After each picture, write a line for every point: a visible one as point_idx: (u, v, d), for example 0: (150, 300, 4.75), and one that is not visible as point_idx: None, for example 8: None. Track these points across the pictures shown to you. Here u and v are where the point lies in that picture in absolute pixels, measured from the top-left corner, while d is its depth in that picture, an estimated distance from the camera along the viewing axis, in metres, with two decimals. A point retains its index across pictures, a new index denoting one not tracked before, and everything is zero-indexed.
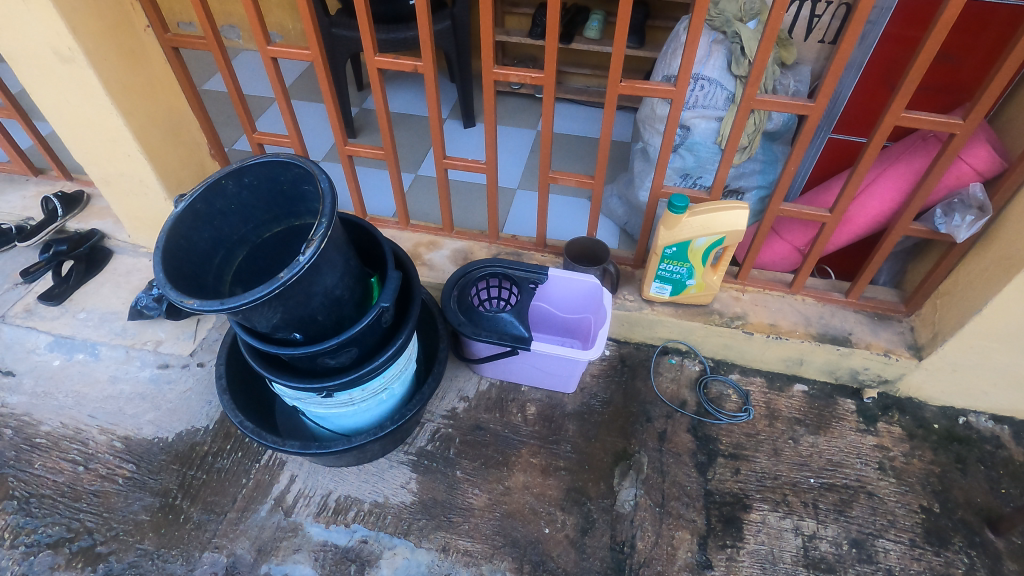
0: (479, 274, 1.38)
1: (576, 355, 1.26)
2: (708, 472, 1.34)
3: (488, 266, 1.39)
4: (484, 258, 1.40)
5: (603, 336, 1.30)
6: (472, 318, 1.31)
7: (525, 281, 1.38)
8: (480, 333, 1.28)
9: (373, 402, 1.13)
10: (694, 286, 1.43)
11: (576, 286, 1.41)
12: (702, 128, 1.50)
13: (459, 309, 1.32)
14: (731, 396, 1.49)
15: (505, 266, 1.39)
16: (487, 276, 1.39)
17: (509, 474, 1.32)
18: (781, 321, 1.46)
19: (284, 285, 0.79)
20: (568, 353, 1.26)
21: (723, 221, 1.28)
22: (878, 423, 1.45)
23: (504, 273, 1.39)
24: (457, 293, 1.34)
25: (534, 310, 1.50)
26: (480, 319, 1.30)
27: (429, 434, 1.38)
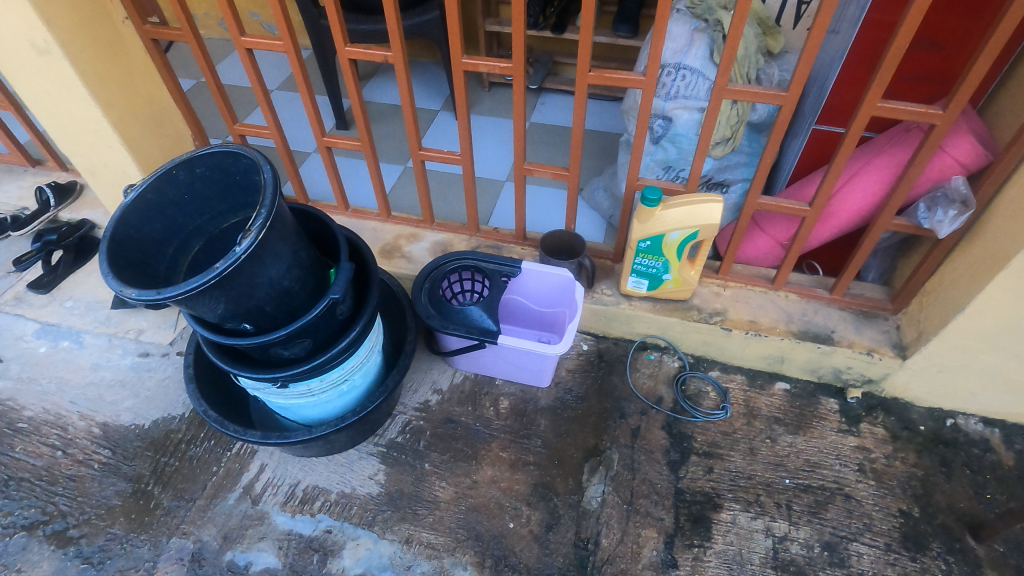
0: (450, 268, 1.38)
1: (544, 348, 1.24)
2: (680, 470, 1.32)
3: (459, 259, 1.38)
4: (455, 251, 1.39)
5: (573, 330, 1.28)
6: (441, 312, 1.30)
7: (496, 274, 1.37)
8: (449, 327, 1.27)
9: (334, 394, 1.13)
10: (671, 280, 1.40)
11: (549, 280, 1.40)
12: (684, 119, 1.46)
13: (429, 304, 1.31)
14: (710, 394, 1.46)
15: (477, 258, 1.38)
16: (458, 269, 1.39)
17: (477, 468, 1.32)
18: (762, 317, 1.43)
19: (221, 276, 0.79)
20: (535, 346, 1.24)
21: (697, 215, 1.25)
22: (861, 424, 1.41)
23: (475, 266, 1.38)
24: (428, 287, 1.34)
25: (509, 304, 1.49)
26: (449, 313, 1.29)
27: (400, 426, 1.38)
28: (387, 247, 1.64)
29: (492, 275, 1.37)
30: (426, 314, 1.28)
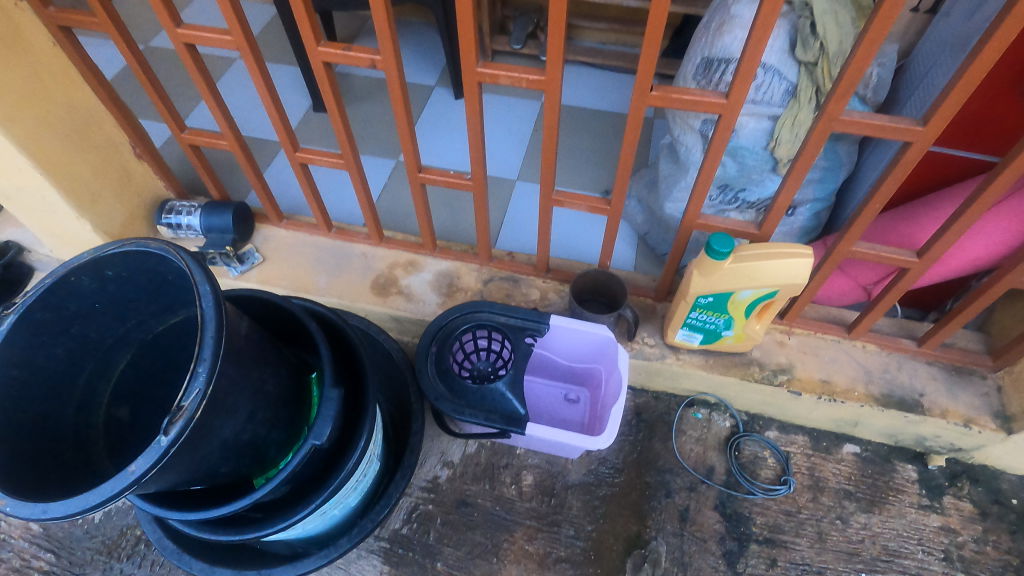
0: (463, 328, 1.12)
1: (587, 439, 1.00)
2: (738, 564, 1.12)
3: (474, 316, 1.12)
4: (469, 305, 1.13)
5: (616, 413, 1.03)
6: (454, 391, 1.05)
7: (519, 334, 1.12)
8: (467, 414, 1.02)
9: (322, 521, 0.90)
10: (732, 337, 1.14)
11: (587, 338, 1.14)
12: (750, 129, 1.15)
13: (438, 380, 1.05)
14: (768, 461, 1.24)
15: (494, 313, 1.12)
16: (471, 330, 1.13)
17: (499, 567, 1.11)
18: (836, 376, 1.19)
19: (140, 483, 0.52)
20: (575, 438, 1.00)
21: (777, 273, 0.98)
22: (945, 498, 1.21)
23: (493, 324, 1.12)
24: (436, 357, 1.08)
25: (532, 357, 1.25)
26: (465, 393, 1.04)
27: (405, 513, 1.16)
28: (381, 280, 1.36)
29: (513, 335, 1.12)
30: (436, 396, 1.03)
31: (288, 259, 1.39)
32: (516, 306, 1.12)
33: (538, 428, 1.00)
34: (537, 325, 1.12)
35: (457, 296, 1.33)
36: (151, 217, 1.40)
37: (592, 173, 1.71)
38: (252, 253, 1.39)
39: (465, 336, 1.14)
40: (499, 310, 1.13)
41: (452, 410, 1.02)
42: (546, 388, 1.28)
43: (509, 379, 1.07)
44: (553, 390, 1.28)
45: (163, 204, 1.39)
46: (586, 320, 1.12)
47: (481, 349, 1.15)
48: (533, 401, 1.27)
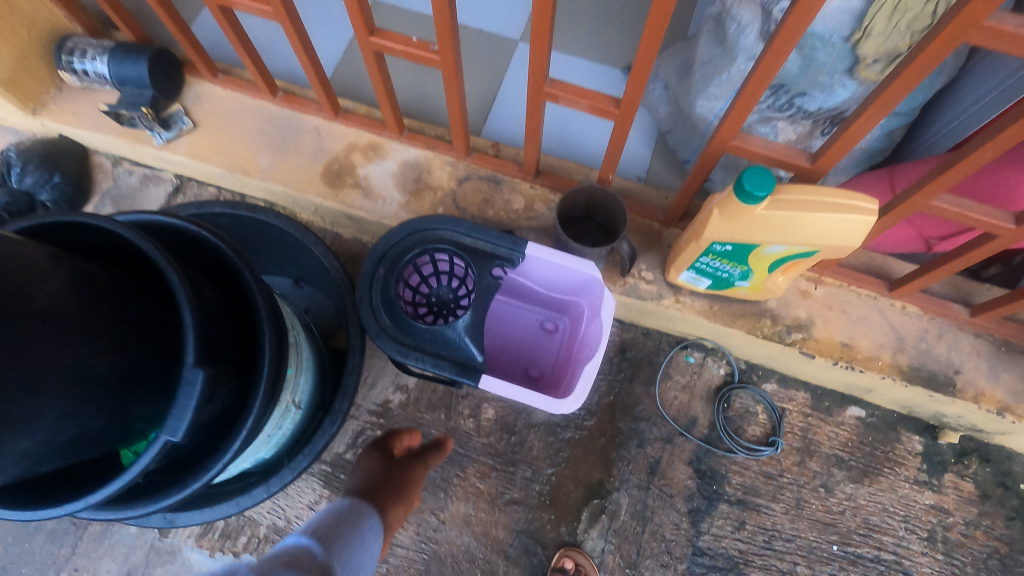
0: (419, 249, 0.91)
1: (553, 402, 0.86)
2: (702, 523, 1.04)
3: (433, 236, 0.91)
4: (426, 221, 0.91)
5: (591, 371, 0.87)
6: (401, 329, 0.88)
7: (484, 263, 0.92)
8: (413, 358, 0.86)
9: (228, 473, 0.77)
10: (746, 287, 0.94)
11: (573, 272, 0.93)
12: (833, 9, 0.82)
13: (383, 313, 0.88)
14: (758, 417, 1.11)
15: (457, 232, 0.91)
16: (429, 250, 0.93)
17: (445, 503, 1.03)
18: (860, 340, 1.00)
19: None
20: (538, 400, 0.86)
21: (822, 231, 0.74)
22: (946, 476, 1.09)
23: (456, 248, 0.92)
24: (384, 283, 0.89)
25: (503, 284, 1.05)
26: (413, 333, 0.88)
27: (351, 437, 1.06)
28: (334, 166, 1.11)
29: (478, 263, 0.92)
30: (378, 333, 0.86)
31: (224, 129, 1.13)
32: (486, 229, 0.91)
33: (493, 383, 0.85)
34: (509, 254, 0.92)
35: (424, 197, 1.10)
36: (49, 57, 1.11)
37: (614, 39, 1.35)
38: (180, 116, 1.12)
39: (422, 258, 0.94)
40: (464, 231, 0.91)
41: (395, 352, 0.86)
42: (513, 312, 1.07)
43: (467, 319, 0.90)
44: (523, 314, 1.06)
45: (63, 41, 1.10)
46: (572, 255, 0.91)
47: (442, 273, 0.97)
48: (498, 325, 1.06)
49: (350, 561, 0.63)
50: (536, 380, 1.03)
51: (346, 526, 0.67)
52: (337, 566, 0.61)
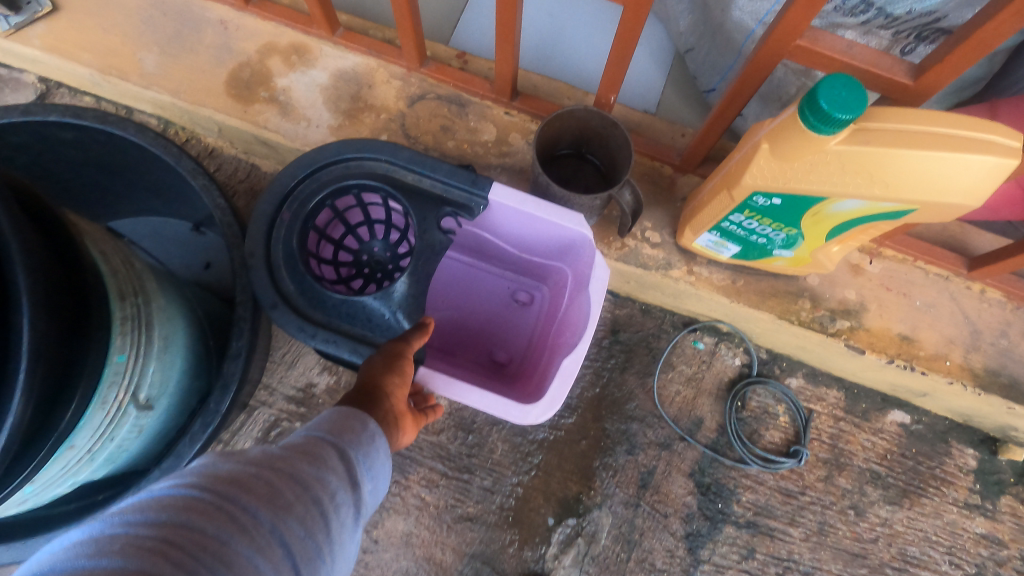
0: (338, 186, 0.66)
1: (515, 407, 0.63)
2: (702, 550, 0.83)
3: (361, 169, 0.65)
4: (351, 148, 0.65)
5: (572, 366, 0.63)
6: (308, 298, 0.63)
7: (431, 212, 0.66)
8: (322, 341, 0.62)
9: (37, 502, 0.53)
10: (786, 258, 0.69)
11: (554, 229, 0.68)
12: None
13: (285, 275, 0.63)
14: (779, 420, 0.88)
15: (391, 166, 0.65)
16: (356, 190, 0.67)
17: (380, 518, 0.81)
18: (924, 333, 0.77)
19: None
20: (494, 405, 0.63)
21: (925, 181, 0.50)
22: (1002, 499, 0.88)
23: (391, 188, 0.66)
24: (289, 233, 0.64)
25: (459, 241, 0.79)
26: (325, 305, 0.63)
27: (261, 430, 0.83)
28: (244, 73, 0.83)
29: (422, 211, 0.66)
30: (276, 304, 0.62)
31: (94, 14, 0.84)
32: (436, 163, 0.65)
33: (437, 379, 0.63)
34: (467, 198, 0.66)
35: (363, 120, 0.82)
36: None
37: None
38: None
39: (347, 201, 0.70)
40: (404, 164, 0.65)
41: (297, 332, 0.62)
42: (480, 277, 0.82)
43: (405, 289, 0.66)
44: (491, 280, 0.82)
45: None
46: (554, 206, 0.66)
47: (376, 224, 0.73)
48: (459, 293, 0.81)
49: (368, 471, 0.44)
50: (502, 367, 0.79)
51: (359, 428, 0.45)
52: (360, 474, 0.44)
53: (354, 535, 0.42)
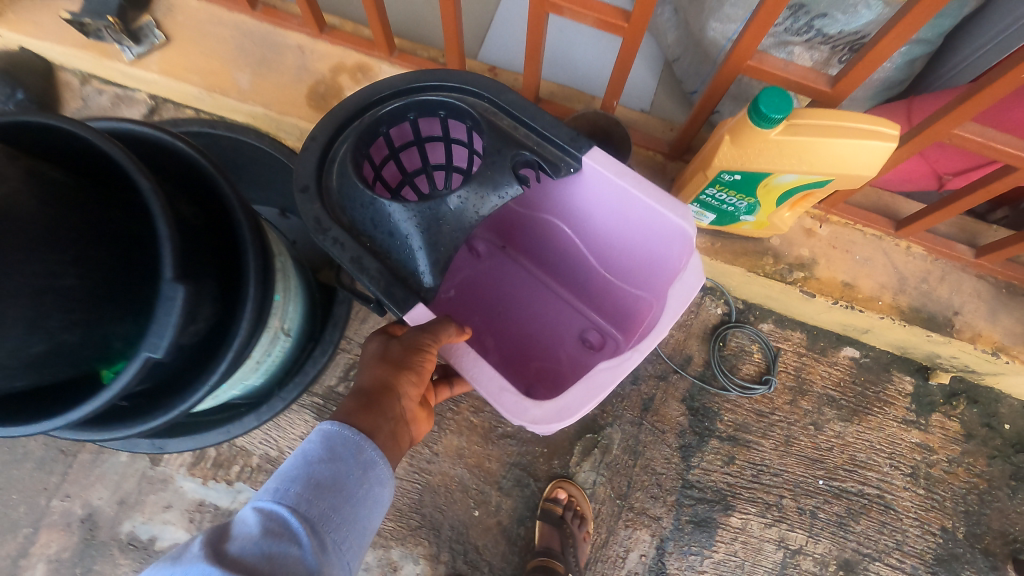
0: (424, 100, 0.76)
1: (523, 400, 0.64)
2: (692, 458, 1.05)
3: (459, 97, 0.75)
4: (457, 77, 0.75)
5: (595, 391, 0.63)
6: (343, 199, 0.72)
7: (509, 152, 0.73)
8: (331, 239, 0.69)
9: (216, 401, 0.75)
10: (751, 222, 0.91)
11: (652, 214, 0.73)
12: None
13: (334, 170, 0.72)
14: (753, 356, 1.10)
15: (487, 96, 0.74)
16: (443, 112, 0.77)
17: (439, 436, 1.03)
18: (863, 280, 0.99)
19: None
20: (491, 388, 0.65)
21: (837, 160, 0.71)
22: (933, 415, 1.10)
23: (479, 119, 0.74)
24: (358, 133, 0.74)
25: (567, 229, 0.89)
26: (352, 208, 0.72)
27: (342, 370, 1.05)
28: (319, 88, 1.04)
29: (502, 146, 0.73)
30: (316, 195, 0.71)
31: (198, 43, 1.05)
32: (536, 114, 0.72)
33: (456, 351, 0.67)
34: (561, 152, 0.73)
35: None
36: None
37: None
38: (151, 29, 1.03)
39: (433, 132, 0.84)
40: (504, 107, 0.73)
41: (315, 225, 0.69)
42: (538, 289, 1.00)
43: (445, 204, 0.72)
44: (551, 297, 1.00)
45: None
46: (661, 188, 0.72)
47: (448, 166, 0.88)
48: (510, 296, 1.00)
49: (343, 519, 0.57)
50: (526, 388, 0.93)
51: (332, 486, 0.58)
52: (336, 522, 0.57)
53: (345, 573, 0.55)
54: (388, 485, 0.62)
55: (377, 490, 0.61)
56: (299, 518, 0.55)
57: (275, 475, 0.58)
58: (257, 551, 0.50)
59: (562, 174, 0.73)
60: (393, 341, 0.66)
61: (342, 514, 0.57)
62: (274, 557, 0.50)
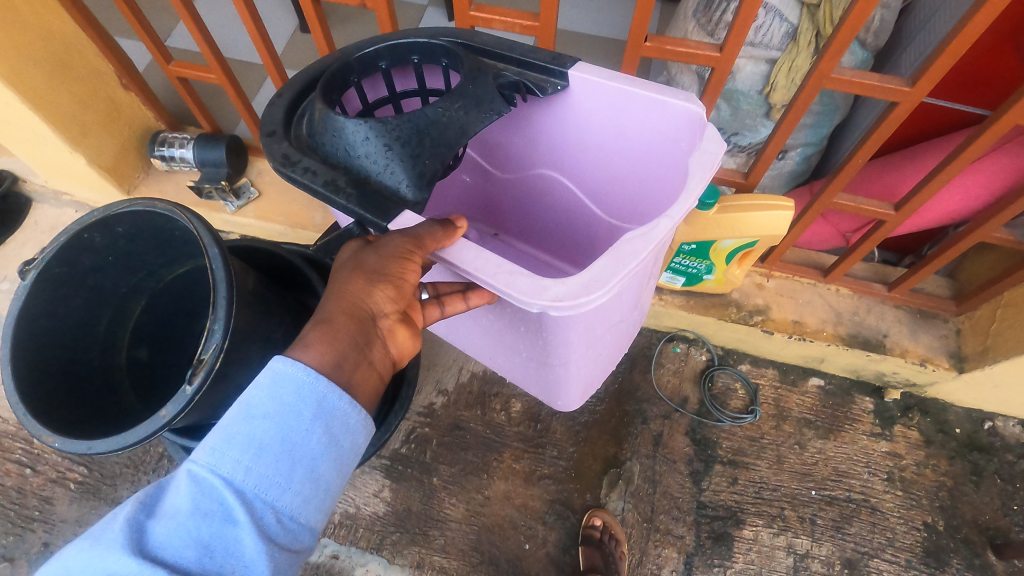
0: (397, 44, 0.87)
1: (540, 281, 0.64)
2: (702, 481, 1.25)
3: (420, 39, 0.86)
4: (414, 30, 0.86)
5: (618, 260, 0.64)
6: (313, 139, 0.78)
7: (490, 70, 0.83)
8: (302, 167, 0.74)
9: None
10: (712, 280, 1.20)
11: (652, 106, 0.81)
12: (748, 72, 1.13)
13: (303, 122, 0.80)
14: (737, 392, 1.34)
15: (455, 37, 0.86)
16: (416, 56, 0.88)
17: (489, 482, 1.23)
18: (808, 318, 1.27)
19: (168, 424, 0.66)
20: (501, 278, 0.65)
21: (756, 228, 1.03)
22: (895, 427, 1.33)
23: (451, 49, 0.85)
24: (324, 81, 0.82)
25: (573, 161, 0.99)
26: (321, 142, 0.77)
27: (404, 435, 1.27)
28: None
29: (481, 68, 0.83)
30: (287, 137, 0.78)
31: (283, 194, 1.40)
32: (515, 45, 0.84)
33: (452, 253, 0.68)
34: (546, 75, 0.85)
35: None
36: (142, 148, 1.38)
37: None
38: (248, 188, 1.39)
39: (409, 87, 0.95)
40: (479, 46, 0.85)
41: (283, 159, 0.75)
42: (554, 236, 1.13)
43: (426, 118, 0.78)
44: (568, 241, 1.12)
45: (155, 135, 1.37)
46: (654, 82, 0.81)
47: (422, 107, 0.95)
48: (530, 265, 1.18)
49: (289, 479, 0.58)
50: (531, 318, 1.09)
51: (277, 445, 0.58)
52: (285, 482, 0.57)
53: (294, 526, 0.58)
54: (347, 438, 0.62)
55: (335, 443, 0.61)
56: (235, 492, 0.55)
57: (210, 437, 0.56)
58: (192, 536, 0.53)
59: (549, 93, 0.85)
60: (370, 252, 0.66)
61: (290, 473, 0.58)
62: (211, 540, 0.53)
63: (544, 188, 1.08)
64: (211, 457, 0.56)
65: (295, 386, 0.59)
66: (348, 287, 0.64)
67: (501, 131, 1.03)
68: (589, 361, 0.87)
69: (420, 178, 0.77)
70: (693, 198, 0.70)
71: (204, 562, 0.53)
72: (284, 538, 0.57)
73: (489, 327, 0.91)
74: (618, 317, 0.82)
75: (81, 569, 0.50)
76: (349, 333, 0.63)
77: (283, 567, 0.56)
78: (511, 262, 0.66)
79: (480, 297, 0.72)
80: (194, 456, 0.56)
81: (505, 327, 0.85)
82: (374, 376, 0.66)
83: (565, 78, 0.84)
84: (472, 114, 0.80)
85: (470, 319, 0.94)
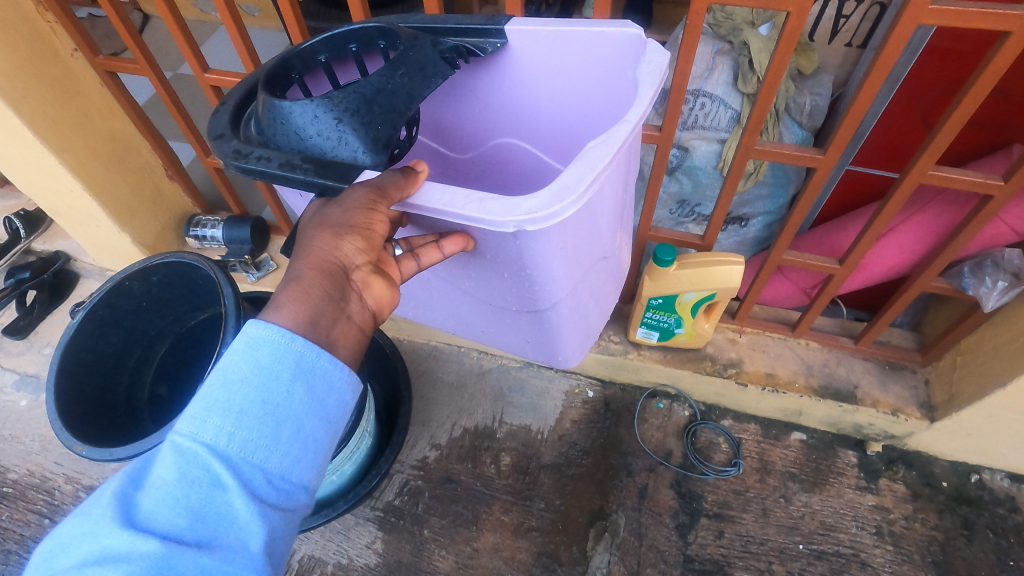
0: (332, 35, 0.91)
1: (511, 201, 0.69)
2: (688, 535, 1.27)
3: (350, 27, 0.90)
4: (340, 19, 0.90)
5: (587, 162, 0.71)
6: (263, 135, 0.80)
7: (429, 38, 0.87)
8: (254, 158, 0.77)
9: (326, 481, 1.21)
10: (684, 334, 1.30)
11: (591, 42, 0.86)
12: (702, 151, 1.29)
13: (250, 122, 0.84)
14: (721, 446, 1.38)
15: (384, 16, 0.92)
16: (352, 44, 0.92)
17: (477, 534, 1.27)
18: (780, 370, 1.34)
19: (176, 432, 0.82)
20: (470, 207, 0.71)
21: (712, 282, 1.15)
22: (881, 480, 1.34)
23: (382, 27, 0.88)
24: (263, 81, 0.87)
25: (528, 121, 1.04)
26: (268, 132, 0.79)
27: (397, 487, 1.33)
28: None
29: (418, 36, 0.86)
30: (235, 137, 0.82)
31: None
32: (447, 17, 0.90)
33: (419, 198, 0.74)
34: (484, 37, 0.91)
35: None
36: (179, 227, 1.58)
37: None
38: (267, 261, 1.57)
39: (352, 78, 0.99)
40: (408, 19, 0.92)
41: (236, 155, 0.78)
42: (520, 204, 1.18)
43: (370, 87, 0.78)
44: None
45: (191, 218, 1.56)
46: (588, 19, 0.85)
47: None
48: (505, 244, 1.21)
49: (271, 440, 0.66)
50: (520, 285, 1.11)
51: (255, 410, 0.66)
52: (267, 443, 0.66)
53: (280, 480, 0.67)
54: (323, 394, 0.71)
55: (310, 399, 0.70)
56: (220, 457, 0.64)
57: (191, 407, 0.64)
58: (181, 505, 0.62)
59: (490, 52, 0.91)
60: (337, 207, 0.74)
61: (271, 435, 0.67)
62: (201, 505, 0.62)
63: (503, 156, 1.14)
64: (193, 426, 0.64)
65: (270, 347, 0.68)
66: (315, 244, 0.72)
67: (451, 107, 1.09)
68: (577, 301, 0.92)
69: (374, 143, 0.77)
70: (646, 103, 0.77)
71: (196, 528, 0.62)
72: (271, 495, 0.66)
73: (471, 292, 0.95)
74: (594, 244, 0.87)
75: (80, 539, 0.60)
76: (321, 289, 0.71)
77: (275, 522, 0.66)
78: (478, 193, 0.73)
79: (455, 243, 0.77)
80: (177, 428, 0.65)
81: (484, 286, 0.89)
82: (354, 329, 0.75)
83: (502, 34, 0.90)
84: (416, 79, 0.82)
85: (450, 283, 0.96)
